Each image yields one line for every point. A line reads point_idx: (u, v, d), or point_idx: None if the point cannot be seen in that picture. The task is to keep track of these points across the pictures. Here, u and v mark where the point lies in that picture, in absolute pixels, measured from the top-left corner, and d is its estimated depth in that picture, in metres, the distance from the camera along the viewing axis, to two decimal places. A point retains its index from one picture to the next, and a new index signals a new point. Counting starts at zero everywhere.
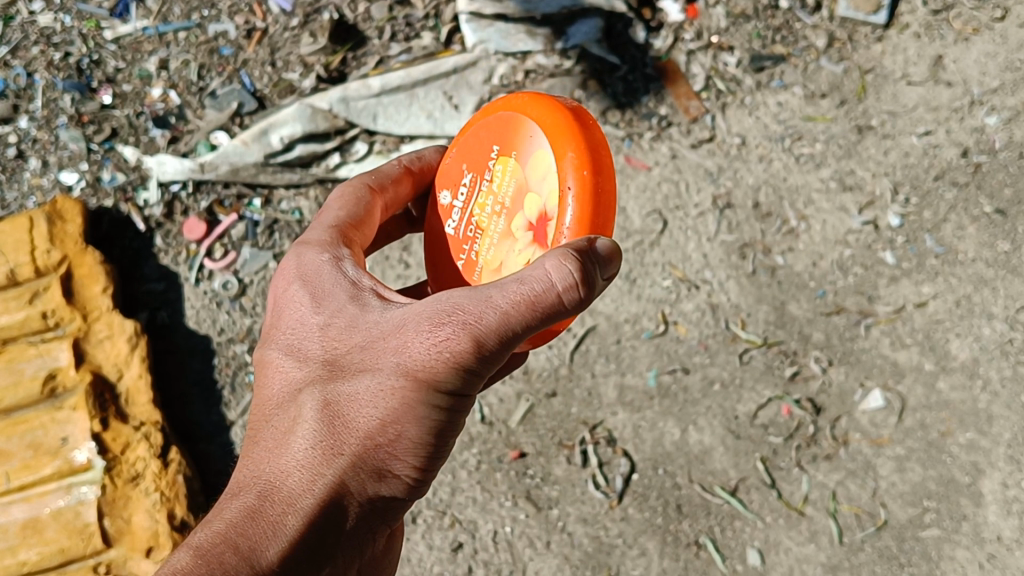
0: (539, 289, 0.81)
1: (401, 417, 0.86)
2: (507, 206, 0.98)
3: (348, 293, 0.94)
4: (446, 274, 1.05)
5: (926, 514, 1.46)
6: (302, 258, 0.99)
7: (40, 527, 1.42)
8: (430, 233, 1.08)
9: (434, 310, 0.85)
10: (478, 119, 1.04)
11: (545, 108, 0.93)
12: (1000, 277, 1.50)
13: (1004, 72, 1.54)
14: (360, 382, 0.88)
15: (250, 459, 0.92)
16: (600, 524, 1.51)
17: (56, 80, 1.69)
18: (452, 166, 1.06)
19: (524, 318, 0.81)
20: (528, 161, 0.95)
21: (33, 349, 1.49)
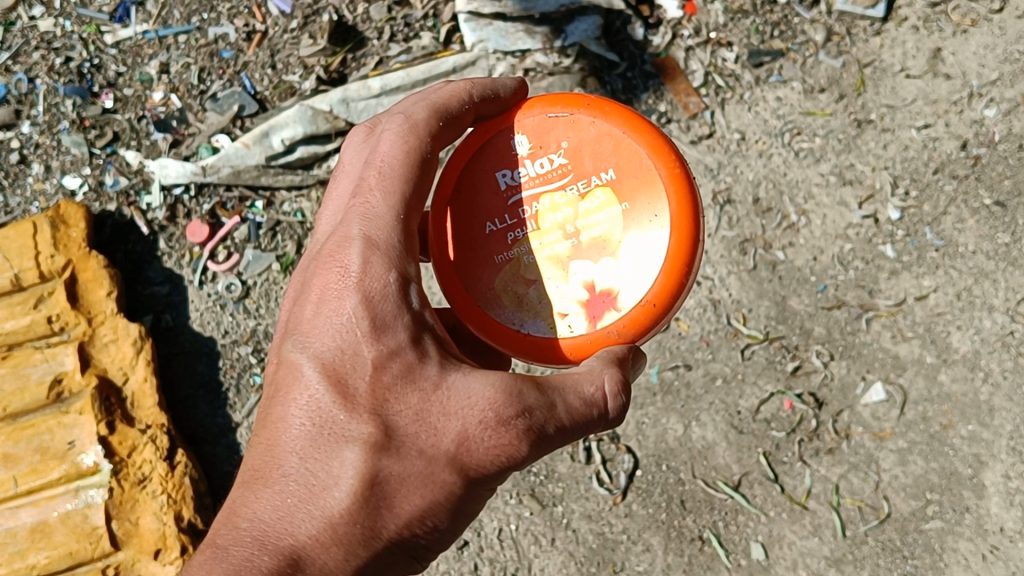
0: (593, 410, 0.88)
1: (441, 511, 0.85)
2: (577, 231, 0.96)
3: (410, 336, 0.88)
4: (461, 229, 0.99)
5: (928, 506, 1.47)
6: (365, 270, 0.89)
7: (49, 530, 1.43)
8: (469, 163, 1.01)
9: (505, 405, 0.85)
10: (615, 113, 0.98)
11: (683, 212, 0.95)
12: (1000, 269, 1.50)
13: (1002, 64, 1.54)
14: (410, 457, 0.85)
15: (264, 492, 0.86)
16: (604, 520, 1.52)
17: (58, 85, 1.70)
18: (552, 125, 0.99)
19: (574, 428, 0.87)
20: (636, 230, 0.95)
21: (39, 354, 1.50)
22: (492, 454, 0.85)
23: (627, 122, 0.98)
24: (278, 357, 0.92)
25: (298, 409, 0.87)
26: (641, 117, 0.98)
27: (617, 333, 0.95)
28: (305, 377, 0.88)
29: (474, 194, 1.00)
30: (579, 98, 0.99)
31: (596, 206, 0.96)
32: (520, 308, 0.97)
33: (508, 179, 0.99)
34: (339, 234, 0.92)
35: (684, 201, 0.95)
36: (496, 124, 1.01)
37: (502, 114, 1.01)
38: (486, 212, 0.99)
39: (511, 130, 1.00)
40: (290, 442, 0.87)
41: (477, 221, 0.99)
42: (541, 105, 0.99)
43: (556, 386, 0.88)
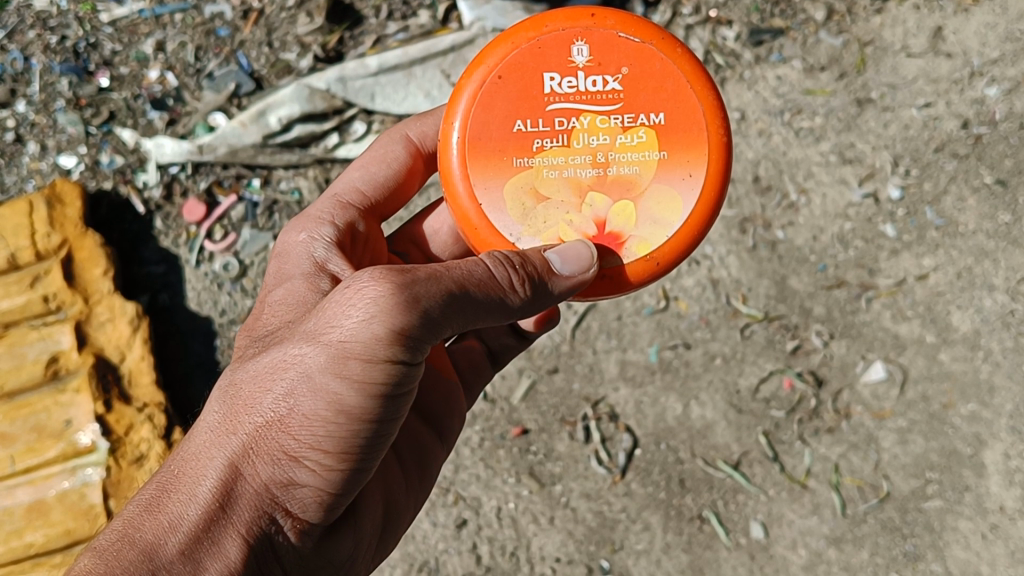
0: (467, 282, 0.84)
1: (302, 385, 0.83)
2: (607, 162, 0.91)
3: (305, 275, 0.98)
4: (489, 121, 0.93)
5: (928, 485, 1.46)
6: (291, 233, 1.05)
7: (46, 509, 1.42)
8: (514, 56, 0.93)
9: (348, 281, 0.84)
10: (682, 58, 0.93)
11: (714, 180, 0.93)
12: (1001, 249, 1.50)
13: (1003, 43, 1.53)
14: (269, 357, 0.86)
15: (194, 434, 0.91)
16: (603, 499, 1.51)
17: (53, 63, 1.69)
18: (616, 48, 0.93)
19: (453, 297, 0.83)
20: (665, 183, 0.92)
21: (35, 333, 1.50)
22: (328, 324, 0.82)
23: (690, 73, 0.93)
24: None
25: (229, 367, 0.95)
26: (705, 73, 0.94)
27: (611, 280, 0.92)
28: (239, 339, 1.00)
29: (512, 90, 0.93)
30: (651, 30, 0.94)
31: (636, 144, 0.91)
32: (521, 216, 0.92)
33: (556, 84, 0.92)
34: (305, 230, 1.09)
35: (720, 169, 0.93)
36: (555, 23, 0.94)
37: (570, 14, 0.94)
38: (519, 110, 0.92)
39: (572, 34, 0.93)
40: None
41: (506, 120, 0.92)
42: (613, 22, 0.93)
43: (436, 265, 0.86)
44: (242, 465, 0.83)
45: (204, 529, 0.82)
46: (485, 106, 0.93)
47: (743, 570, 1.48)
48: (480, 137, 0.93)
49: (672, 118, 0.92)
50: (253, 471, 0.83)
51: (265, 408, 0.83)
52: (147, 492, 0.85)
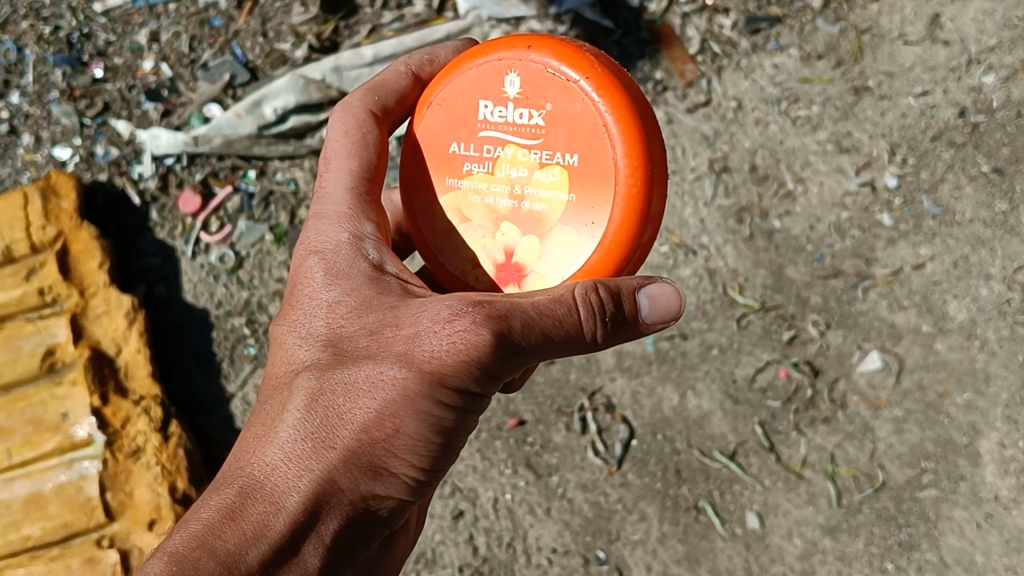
0: (551, 307, 0.83)
1: (395, 415, 0.84)
2: (522, 196, 0.94)
3: (359, 277, 0.92)
4: (431, 137, 0.98)
5: (923, 475, 1.47)
6: (322, 228, 0.96)
7: (43, 502, 1.43)
8: (459, 80, 0.96)
9: (446, 306, 0.84)
10: (606, 100, 0.90)
11: (619, 233, 0.91)
12: (998, 237, 1.49)
13: (1001, 30, 1.52)
14: (356, 376, 0.86)
15: (253, 432, 0.91)
16: (600, 489, 1.51)
17: (47, 54, 1.68)
18: (549, 83, 0.92)
19: (536, 325, 0.82)
20: (572, 224, 0.92)
21: (31, 326, 1.49)
22: (433, 358, 0.83)
23: (613, 118, 0.90)
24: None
25: (278, 362, 0.93)
26: (632, 117, 0.90)
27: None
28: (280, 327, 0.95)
29: (449, 115, 0.97)
30: (588, 61, 0.91)
31: (549, 182, 0.92)
32: (448, 233, 0.98)
33: (488, 112, 0.95)
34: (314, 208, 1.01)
35: (626, 223, 0.91)
36: (498, 49, 0.94)
37: (514, 43, 0.94)
38: (455, 131, 0.96)
39: (507, 64, 0.94)
40: (268, 395, 0.93)
41: (443, 139, 0.97)
42: (548, 54, 0.92)
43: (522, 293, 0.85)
44: (329, 488, 0.85)
45: (292, 543, 0.86)
46: (427, 127, 0.98)
47: (739, 560, 1.48)
48: (418, 157, 0.99)
49: (587, 161, 0.91)
50: (341, 492, 0.86)
51: (350, 436, 0.85)
52: (227, 498, 0.88)
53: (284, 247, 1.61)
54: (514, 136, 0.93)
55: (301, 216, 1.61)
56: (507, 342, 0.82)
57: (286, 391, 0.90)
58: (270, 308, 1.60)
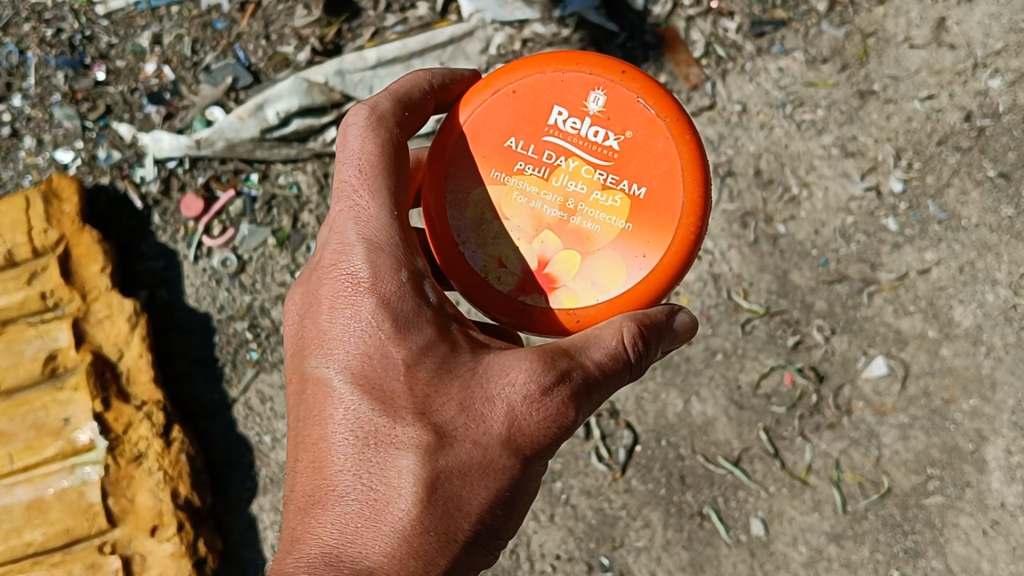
0: (621, 361, 0.88)
1: (505, 484, 0.87)
2: (575, 210, 0.93)
3: (429, 335, 0.89)
4: (490, 127, 0.96)
5: (929, 482, 1.46)
6: (378, 268, 0.90)
7: (45, 507, 1.43)
8: (534, 81, 0.97)
9: (542, 373, 0.86)
10: (686, 147, 0.94)
11: (664, 273, 0.93)
12: (1004, 243, 1.48)
13: (1008, 34, 1.51)
14: (462, 448, 0.85)
15: (343, 513, 0.86)
16: (604, 495, 1.51)
17: (49, 57, 1.68)
18: (634, 115, 0.95)
19: (609, 379, 0.88)
20: (618, 251, 0.93)
21: (33, 331, 1.49)
22: (542, 425, 0.86)
23: (688, 164, 0.94)
24: (305, 376, 0.93)
25: (345, 429, 0.88)
26: (703, 171, 0.95)
27: (531, 317, 0.94)
28: (342, 390, 0.89)
29: (512, 114, 0.96)
30: (675, 109, 0.95)
31: (607, 205, 0.93)
32: (477, 226, 0.96)
33: (561, 120, 0.95)
34: (339, 242, 0.93)
35: (673, 265, 0.93)
36: (586, 66, 0.96)
37: (606, 65, 0.96)
38: (517, 129, 0.96)
39: (596, 82, 0.96)
40: (337, 464, 0.88)
41: (503, 133, 0.96)
42: (638, 87, 0.95)
43: (581, 344, 0.88)
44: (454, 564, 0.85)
45: None
46: (485, 122, 0.97)
47: (743, 567, 1.48)
48: (461, 148, 0.97)
49: (651, 194, 0.94)
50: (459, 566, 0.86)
51: (469, 511, 0.85)
52: None
53: (287, 250, 1.60)
54: (581, 150, 0.94)
55: (304, 220, 1.60)
56: (591, 399, 0.88)
57: (368, 474, 0.86)
58: (273, 312, 1.59)
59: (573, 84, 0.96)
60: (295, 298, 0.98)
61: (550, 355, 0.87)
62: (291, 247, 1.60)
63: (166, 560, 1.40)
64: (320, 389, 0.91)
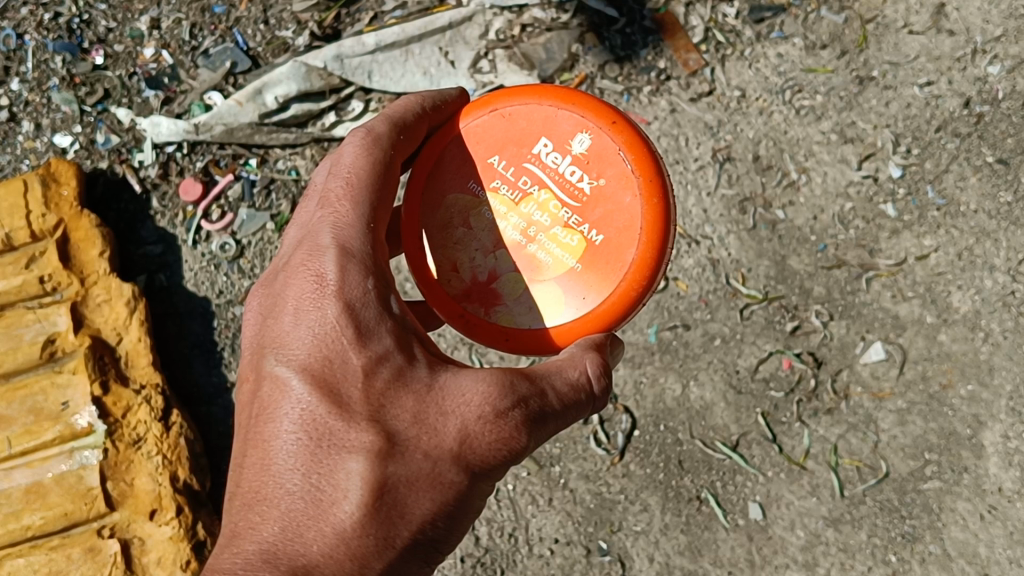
0: (582, 393, 0.86)
1: (454, 506, 0.81)
2: (533, 238, 0.94)
3: (390, 344, 0.84)
4: (477, 142, 0.97)
5: (927, 467, 1.46)
6: (343, 271, 0.86)
7: (43, 491, 1.43)
8: (530, 109, 0.97)
9: (502, 397, 0.81)
10: (652, 210, 0.93)
11: (599, 319, 0.93)
12: (1003, 229, 1.49)
13: (1007, 20, 1.52)
14: (415, 459, 0.80)
15: (284, 516, 0.80)
16: (602, 480, 1.51)
17: (47, 41, 1.68)
18: (609, 164, 0.94)
19: (567, 411, 0.85)
20: (562, 285, 0.93)
21: (31, 315, 1.49)
22: (496, 447, 0.81)
23: (648, 223, 0.93)
24: (258, 373, 0.87)
25: (294, 426, 0.82)
26: (663, 234, 0.93)
27: (467, 323, 0.96)
28: (293, 390, 0.84)
29: (498, 138, 0.97)
30: (651, 169, 0.94)
31: (565, 243, 0.93)
32: (441, 230, 0.97)
33: (543, 152, 0.95)
34: (309, 243, 0.89)
35: (608, 315, 0.93)
36: (581, 106, 0.96)
37: (601, 110, 0.95)
38: (503, 148, 0.96)
39: (584, 124, 0.95)
40: (281, 465, 0.82)
41: (486, 151, 0.97)
42: (623, 138, 0.94)
43: (543, 373, 0.85)
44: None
45: None
46: (478, 130, 0.97)
47: (741, 551, 1.48)
48: (450, 149, 0.98)
49: (606, 240, 0.93)
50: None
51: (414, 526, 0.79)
52: None
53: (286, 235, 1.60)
54: (550, 184, 0.94)
55: None
56: (544, 432, 0.84)
57: (315, 474, 0.81)
58: None
59: (564, 122, 0.95)
60: (255, 297, 0.92)
61: (511, 381, 0.83)
62: None
63: (165, 544, 1.40)
64: (269, 382, 0.85)
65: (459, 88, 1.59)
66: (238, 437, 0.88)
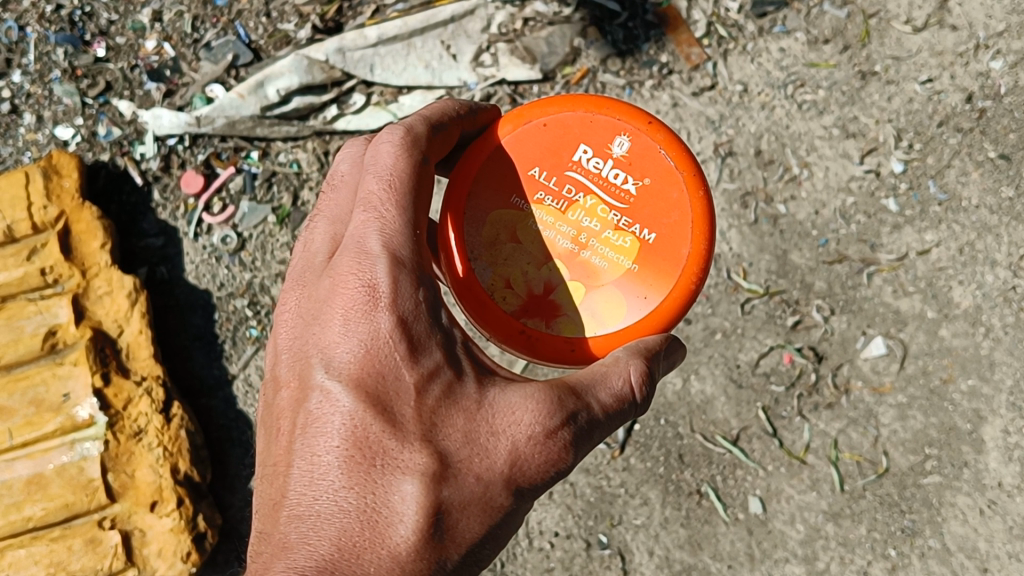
0: (626, 403, 0.86)
1: (500, 526, 0.81)
2: (586, 244, 0.93)
3: (438, 362, 0.83)
4: (515, 154, 0.96)
5: (927, 461, 1.47)
6: (396, 283, 0.82)
7: (45, 483, 1.42)
8: (566, 116, 0.96)
9: (552, 414, 0.81)
10: (699, 203, 0.94)
11: (659, 318, 0.93)
12: (1004, 224, 1.49)
13: (1010, 15, 1.51)
14: (467, 482, 0.80)
15: (336, 534, 0.78)
16: (602, 474, 1.50)
17: (48, 33, 1.68)
18: (653, 162, 0.94)
19: (611, 423, 0.85)
20: (621, 288, 0.93)
21: (32, 307, 1.49)
22: (544, 468, 0.81)
23: (698, 215, 0.94)
24: (301, 382, 0.84)
25: (343, 441, 0.80)
26: (711, 225, 0.94)
27: (529, 340, 0.93)
28: (344, 405, 0.81)
29: (537, 147, 0.95)
30: (692, 163, 0.95)
31: (618, 244, 0.93)
32: (489, 243, 0.94)
33: (584, 158, 0.94)
34: (354, 247, 0.84)
35: (669, 311, 0.93)
36: (615, 110, 0.96)
37: (634, 112, 0.96)
38: (543, 160, 0.95)
39: (622, 127, 0.95)
40: (331, 481, 0.80)
41: (526, 162, 0.95)
42: (661, 135, 0.95)
43: (588, 384, 0.85)
44: None
45: None
46: (516, 144, 0.96)
47: (741, 545, 1.48)
48: (490, 163, 0.96)
49: (661, 237, 0.93)
50: None
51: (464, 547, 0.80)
52: None
53: (287, 228, 1.61)
54: (596, 188, 0.94)
55: (304, 198, 1.61)
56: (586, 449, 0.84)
57: (368, 493, 0.79)
58: (273, 289, 1.59)
59: (599, 127, 0.95)
60: (292, 298, 0.88)
61: (563, 399, 0.82)
62: (291, 225, 1.60)
63: (166, 535, 1.41)
64: (315, 393, 0.82)
65: (460, 81, 1.59)
66: (274, 445, 0.85)
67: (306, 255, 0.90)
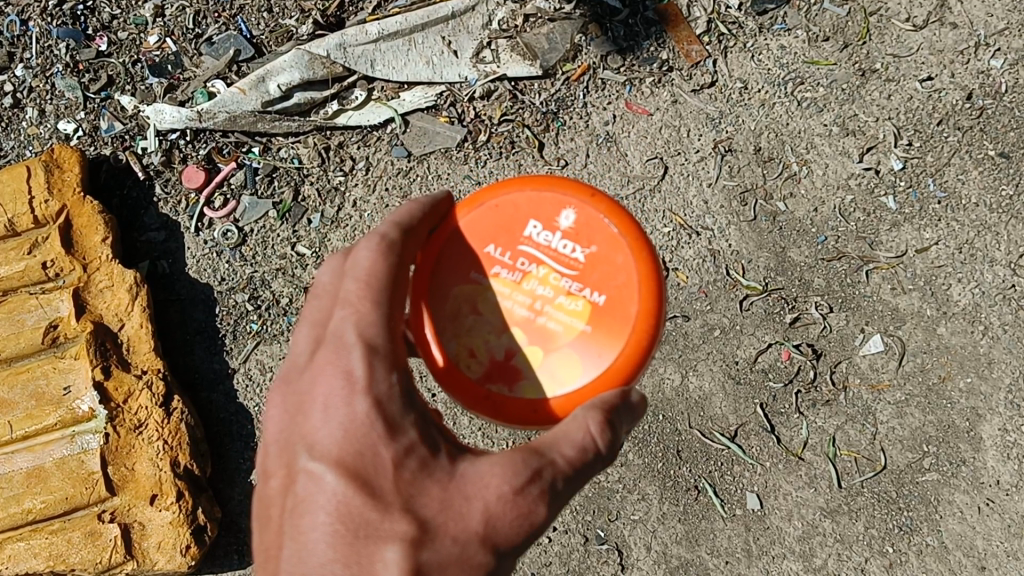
0: (589, 454, 0.84)
1: None
2: (541, 310, 0.91)
3: (412, 440, 0.81)
4: (470, 232, 0.94)
5: (925, 459, 1.47)
6: (370, 368, 0.82)
7: (45, 476, 1.43)
8: (514, 196, 0.94)
9: (519, 472, 0.80)
10: (644, 263, 0.92)
11: (616, 374, 0.90)
12: (1003, 222, 1.49)
13: (1010, 13, 1.52)
14: (446, 544, 0.77)
15: None
16: (600, 469, 1.51)
17: (51, 28, 1.69)
18: (599, 231, 0.93)
19: (577, 476, 0.83)
20: (578, 349, 0.90)
21: (34, 301, 1.50)
22: (519, 526, 0.79)
23: (646, 278, 0.92)
24: (288, 471, 0.82)
25: (326, 522, 0.78)
26: (659, 283, 0.92)
27: (494, 405, 0.91)
28: (327, 484, 0.79)
29: (494, 221, 0.94)
30: (635, 228, 0.93)
31: (571, 308, 0.91)
32: (454, 317, 0.92)
33: (535, 233, 0.93)
34: (331, 340, 0.84)
35: (625, 368, 0.90)
36: (560, 186, 0.94)
37: (577, 187, 0.94)
38: (495, 237, 0.93)
39: (567, 201, 0.94)
40: (317, 555, 0.77)
41: (481, 239, 0.93)
42: (604, 205, 0.93)
43: (549, 443, 0.83)
44: None
45: None
46: (470, 226, 0.94)
47: (738, 541, 1.49)
48: (450, 245, 0.94)
49: (611, 299, 0.91)
50: None
51: None
52: None
53: (287, 223, 1.61)
54: (546, 259, 0.92)
55: (305, 193, 1.61)
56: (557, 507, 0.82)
57: (351, 563, 0.76)
58: (273, 284, 1.59)
59: (545, 204, 0.94)
60: (277, 396, 0.87)
61: (527, 462, 0.81)
62: (291, 220, 1.60)
63: (165, 528, 1.41)
64: (301, 478, 0.81)
65: (461, 77, 1.60)
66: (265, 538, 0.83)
67: (291, 356, 0.89)
